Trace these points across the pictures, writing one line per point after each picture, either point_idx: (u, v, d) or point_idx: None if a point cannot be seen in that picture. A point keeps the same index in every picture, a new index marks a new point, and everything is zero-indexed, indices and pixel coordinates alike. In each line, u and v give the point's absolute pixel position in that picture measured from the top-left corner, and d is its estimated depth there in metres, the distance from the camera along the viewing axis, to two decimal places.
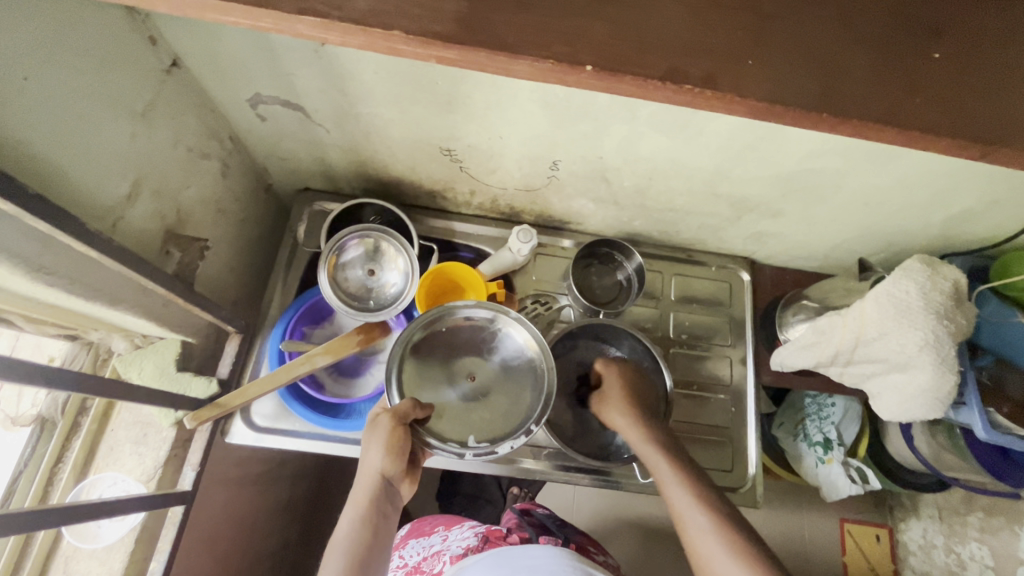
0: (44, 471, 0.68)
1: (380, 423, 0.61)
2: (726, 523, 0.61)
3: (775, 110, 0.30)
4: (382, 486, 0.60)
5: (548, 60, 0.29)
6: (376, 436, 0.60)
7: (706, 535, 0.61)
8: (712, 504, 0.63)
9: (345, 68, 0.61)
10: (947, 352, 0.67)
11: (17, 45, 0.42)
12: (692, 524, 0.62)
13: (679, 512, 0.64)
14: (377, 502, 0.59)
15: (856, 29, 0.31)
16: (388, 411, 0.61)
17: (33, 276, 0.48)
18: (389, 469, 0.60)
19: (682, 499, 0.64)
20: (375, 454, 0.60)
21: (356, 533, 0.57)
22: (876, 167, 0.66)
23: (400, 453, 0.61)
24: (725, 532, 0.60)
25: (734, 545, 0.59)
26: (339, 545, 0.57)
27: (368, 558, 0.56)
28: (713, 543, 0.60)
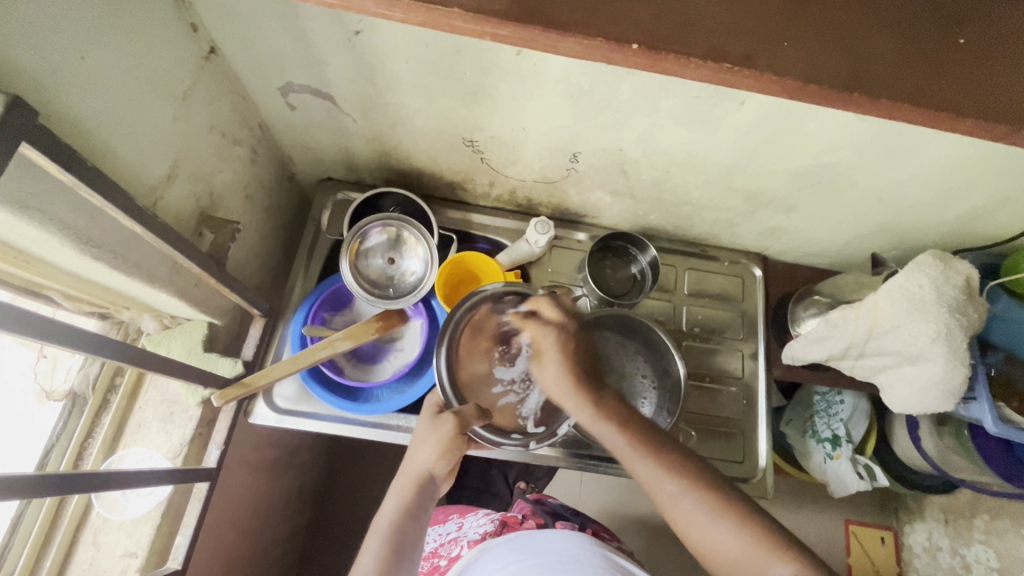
0: (74, 444, 0.71)
1: (441, 422, 0.62)
2: (702, 481, 0.54)
3: (808, 89, 0.32)
4: (428, 483, 0.62)
5: (597, 37, 0.31)
6: (433, 432, 0.62)
7: (682, 500, 0.54)
8: (683, 466, 0.56)
9: (375, 58, 0.62)
10: (959, 344, 0.68)
11: (76, 25, 0.44)
12: (662, 491, 0.55)
13: (643, 475, 0.57)
14: (421, 497, 0.61)
15: (888, 14, 0.33)
16: (450, 412, 0.63)
17: (79, 247, 0.50)
18: (437, 468, 0.63)
19: (641, 462, 0.57)
20: (427, 452, 0.62)
21: (398, 522, 0.59)
22: (893, 163, 0.67)
23: (452, 456, 0.63)
24: (704, 493, 0.53)
25: (719, 507, 0.52)
26: (380, 531, 0.59)
27: (405, 548, 0.58)
28: (697, 512, 0.52)
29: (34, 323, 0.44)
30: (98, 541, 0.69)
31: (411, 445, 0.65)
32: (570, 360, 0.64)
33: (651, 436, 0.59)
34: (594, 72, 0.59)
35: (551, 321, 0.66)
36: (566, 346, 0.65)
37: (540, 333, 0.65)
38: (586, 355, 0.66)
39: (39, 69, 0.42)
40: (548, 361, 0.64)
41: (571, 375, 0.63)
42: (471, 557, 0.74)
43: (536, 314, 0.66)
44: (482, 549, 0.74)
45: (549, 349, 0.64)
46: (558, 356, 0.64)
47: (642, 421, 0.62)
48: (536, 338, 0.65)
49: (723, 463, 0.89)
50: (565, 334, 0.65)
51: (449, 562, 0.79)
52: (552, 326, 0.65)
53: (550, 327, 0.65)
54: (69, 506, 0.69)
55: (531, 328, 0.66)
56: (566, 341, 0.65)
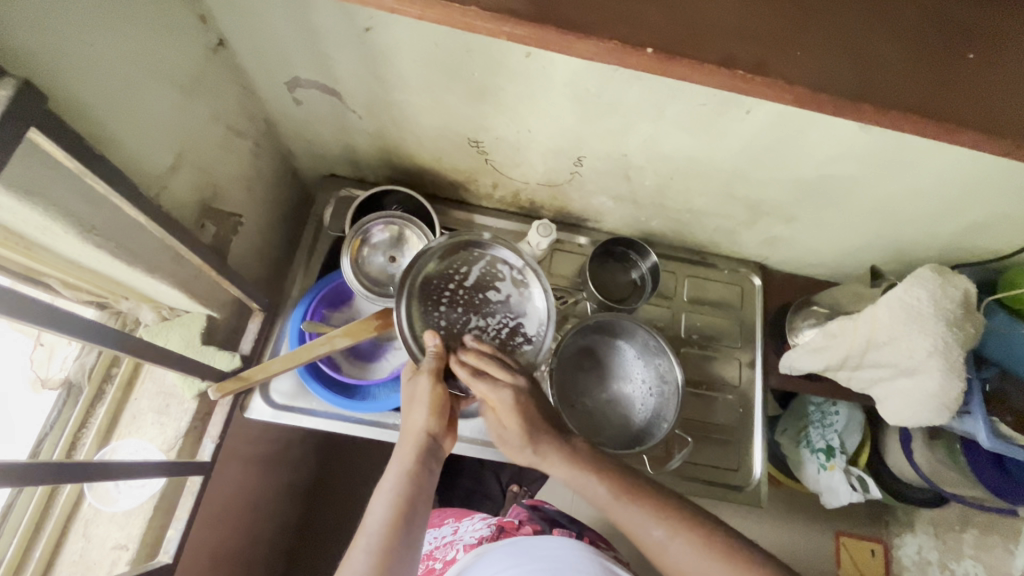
0: (68, 434, 0.70)
1: (421, 382, 0.63)
2: (693, 525, 0.55)
3: (819, 99, 0.32)
4: (428, 444, 0.61)
5: (611, 40, 0.31)
6: (421, 391, 0.62)
7: (670, 545, 0.54)
8: (674, 509, 0.56)
9: (384, 56, 0.62)
10: (956, 358, 0.69)
11: (87, 14, 0.44)
12: (649, 537, 0.55)
13: (630, 524, 0.57)
14: (423, 459, 0.60)
15: (897, 28, 0.34)
16: (427, 368, 0.63)
17: (83, 236, 0.50)
18: (434, 427, 0.62)
19: (625, 510, 0.57)
20: (420, 413, 0.62)
21: (401, 484, 0.57)
22: (894, 175, 0.68)
23: (443, 412, 0.63)
24: (694, 535, 0.54)
25: (712, 551, 0.53)
26: (384, 496, 0.57)
27: (413, 508, 0.56)
28: (688, 555, 0.53)
29: (34, 308, 0.43)
30: (89, 533, 0.69)
31: (405, 410, 0.64)
32: (526, 420, 0.60)
33: (629, 478, 0.59)
34: (601, 76, 0.60)
35: (502, 377, 0.61)
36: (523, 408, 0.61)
37: (493, 394, 0.60)
38: (545, 412, 0.62)
39: (49, 54, 0.42)
40: (504, 422, 0.61)
41: (530, 435, 0.61)
42: (466, 560, 0.74)
43: (482, 375, 0.61)
44: (478, 552, 0.74)
45: (505, 409, 0.60)
46: (516, 418, 0.60)
47: (618, 467, 0.61)
48: (490, 396, 0.60)
49: (717, 471, 0.89)
50: (522, 396, 0.61)
51: (444, 565, 0.79)
52: (505, 386, 0.61)
53: (502, 387, 0.60)
54: (60, 497, 0.68)
55: (482, 387, 0.60)
56: (523, 400, 0.61)
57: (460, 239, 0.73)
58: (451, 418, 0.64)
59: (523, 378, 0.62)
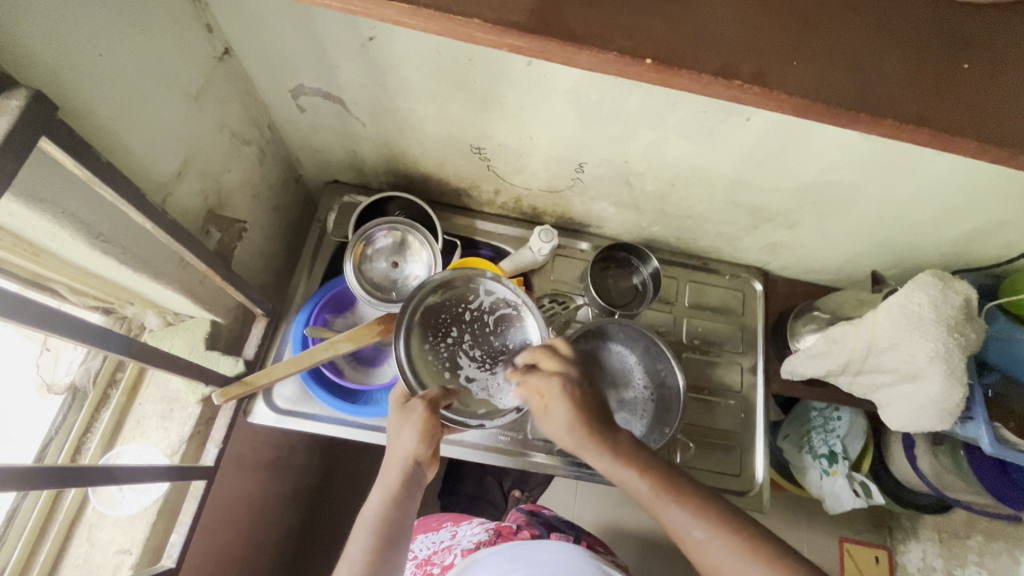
0: (73, 439, 0.71)
1: (414, 407, 0.64)
2: (724, 520, 0.54)
3: (814, 107, 0.33)
4: (414, 470, 0.62)
5: (612, 51, 0.32)
6: (411, 420, 0.63)
7: (709, 546, 0.53)
8: (708, 507, 0.55)
9: (387, 64, 0.63)
10: (957, 364, 0.68)
11: (98, 25, 0.45)
12: (689, 537, 0.54)
13: (671, 522, 0.55)
14: (408, 485, 0.61)
15: (892, 37, 0.34)
16: (421, 398, 0.65)
17: (91, 242, 0.51)
18: (420, 454, 0.62)
19: (665, 508, 0.56)
20: (408, 437, 0.62)
21: (384, 511, 0.59)
22: (894, 182, 0.68)
23: (432, 439, 0.63)
24: (730, 534, 0.52)
25: (743, 547, 0.51)
26: (368, 521, 0.59)
27: (391, 538, 0.58)
28: (725, 553, 0.52)
29: (42, 313, 0.44)
30: (93, 537, 0.69)
31: (393, 435, 0.64)
32: (578, 408, 0.60)
33: (669, 474, 0.59)
34: (603, 84, 0.60)
35: (553, 369, 0.62)
36: (574, 396, 0.61)
37: (544, 386, 0.61)
38: (593, 402, 0.62)
39: (60, 63, 0.42)
40: (552, 409, 0.60)
41: (578, 421, 0.60)
42: (465, 564, 0.74)
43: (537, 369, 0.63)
44: (474, 557, 0.74)
45: (552, 398, 0.61)
46: (564, 403, 0.60)
47: (661, 465, 0.60)
48: (537, 389, 0.62)
49: (720, 476, 0.89)
50: (569, 383, 0.61)
51: (442, 570, 0.79)
52: (554, 376, 0.62)
53: (552, 377, 0.61)
54: (65, 501, 0.69)
55: (533, 376, 0.62)
56: (569, 387, 0.61)
57: (462, 278, 0.75)
58: (437, 444, 0.65)
59: (573, 369, 0.63)
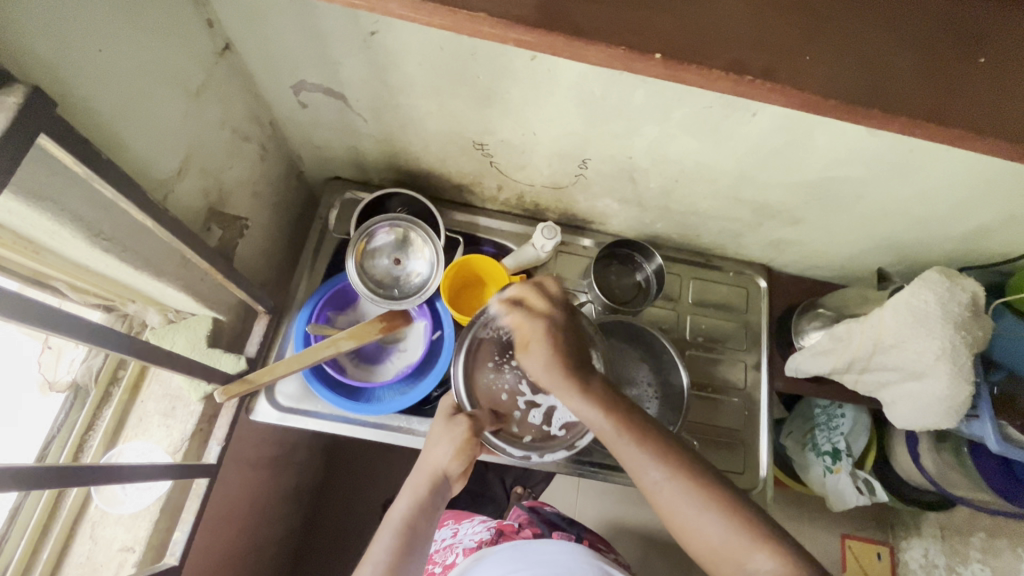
0: (75, 437, 0.71)
1: (458, 424, 0.66)
2: (683, 468, 0.54)
3: (827, 104, 0.32)
4: (441, 481, 0.65)
5: (619, 46, 0.31)
6: (451, 433, 0.65)
7: (666, 487, 0.54)
8: (669, 451, 0.55)
9: (389, 59, 0.62)
10: (965, 362, 0.68)
11: (98, 21, 0.44)
12: (646, 479, 0.55)
13: (630, 462, 0.56)
14: (435, 496, 0.64)
15: (904, 31, 0.33)
16: (467, 416, 0.66)
17: (91, 240, 0.51)
18: (452, 468, 0.65)
19: (625, 447, 0.56)
20: (443, 449, 0.65)
21: (411, 517, 0.62)
22: (902, 178, 0.67)
23: (466, 458, 0.65)
24: (688, 479, 0.53)
25: (698, 491, 0.52)
26: (394, 524, 0.61)
27: (414, 542, 0.60)
28: (680, 497, 0.53)
29: (42, 312, 0.44)
30: (96, 535, 0.69)
31: (427, 445, 0.67)
32: (556, 349, 0.61)
33: (635, 415, 0.58)
34: (608, 79, 0.60)
35: (537, 312, 0.63)
36: (553, 336, 0.61)
37: (524, 322, 0.62)
38: (574, 346, 0.62)
39: (58, 59, 0.42)
40: (530, 348, 0.61)
41: (557, 362, 0.60)
42: (465, 564, 0.74)
43: (523, 304, 0.63)
44: (476, 557, 0.74)
45: (535, 338, 0.61)
46: (544, 344, 0.61)
47: (631, 406, 0.59)
48: (520, 326, 0.62)
49: (724, 474, 0.88)
50: (552, 325, 0.62)
51: (444, 570, 0.79)
52: (538, 316, 0.62)
53: (536, 319, 0.62)
54: (67, 500, 0.69)
55: (515, 316, 0.63)
56: (553, 328, 0.62)
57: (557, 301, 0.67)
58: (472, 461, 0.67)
59: (557, 312, 0.63)
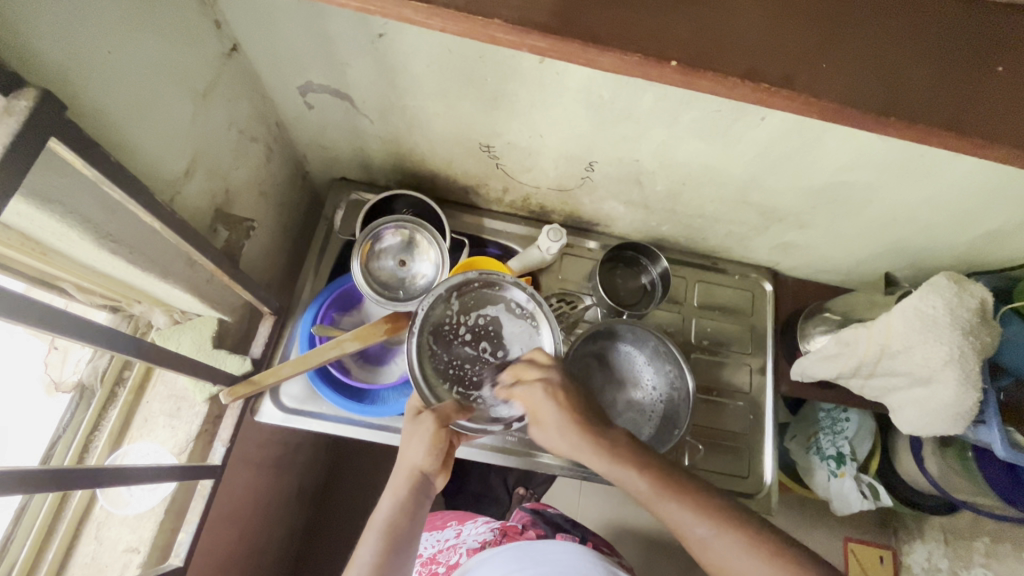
0: (81, 437, 0.71)
1: (425, 420, 0.64)
2: (729, 520, 0.53)
3: (843, 112, 0.32)
4: (422, 480, 0.62)
5: (635, 53, 0.31)
6: (420, 431, 0.64)
7: (713, 543, 0.53)
8: (710, 504, 0.55)
9: (397, 61, 0.62)
10: (972, 368, 0.67)
11: (107, 23, 0.44)
12: (691, 535, 0.54)
13: (671, 520, 0.55)
14: (417, 494, 0.61)
15: (921, 38, 0.33)
16: (431, 411, 0.64)
17: (98, 241, 0.50)
18: (429, 464, 0.62)
19: (666, 507, 0.55)
20: (415, 449, 0.62)
21: (392, 518, 0.59)
22: (912, 183, 0.67)
23: (440, 451, 0.63)
24: (734, 531, 0.52)
25: (747, 543, 0.51)
26: (376, 527, 0.60)
27: (400, 544, 0.58)
28: (728, 552, 0.52)
29: (50, 315, 0.44)
30: (101, 535, 0.69)
31: (403, 444, 0.65)
32: (567, 410, 0.60)
33: (668, 471, 0.58)
34: (616, 83, 0.60)
35: (533, 377, 0.63)
36: (558, 397, 0.61)
37: (528, 394, 0.62)
38: (582, 399, 0.62)
39: (68, 61, 0.42)
40: (543, 417, 0.61)
41: (571, 424, 0.59)
42: (469, 564, 0.74)
43: (521, 377, 0.64)
44: (479, 557, 0.74)
45: (541, 406, 0.61)
46: (551, 407, 0.60)
47: (663, 462, 0.59)
48: (526, 399, 0.62)
49: (729, 478, 0.88)
50: (552, 387, 0.62)
51: (448, 570, 0.79)
52: (535, 383, 0.62)
53: (534, 386, 0.62)
54: (73, 500, 0.69)
55: (518, 389, 0.63)
56: (552, 388, 0.62)
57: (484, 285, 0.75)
58: (449, 455, 0.65)
59: (556, 371, 0.64)
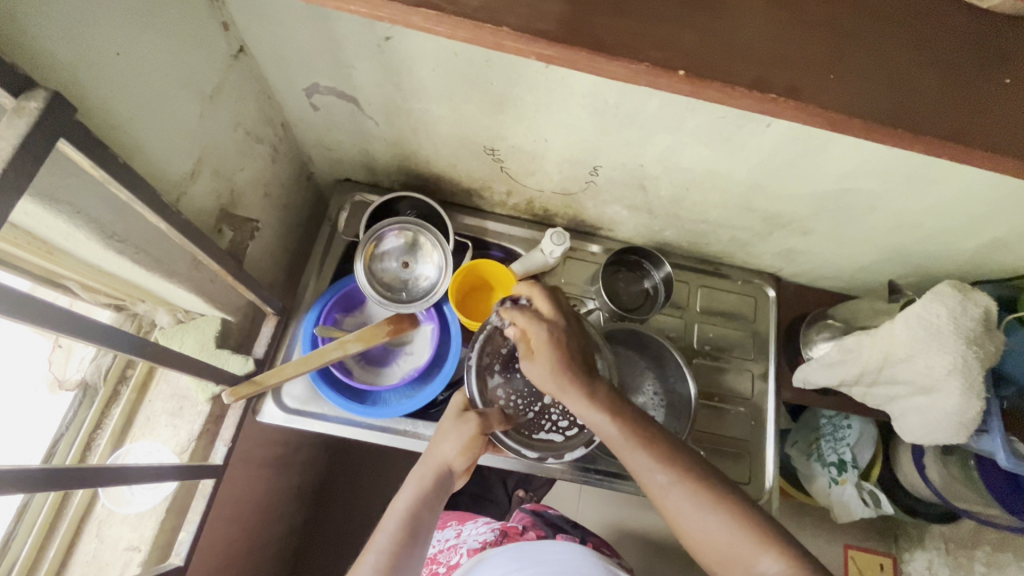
0: (83, 435, 0.71)
1: (467, 423, 0.65)
2: (691, 473, 0.55)
3: (850, 123, 0.32)
4: (446, 475, 0.65)
5: (643, 62, 0.31)
6: (461, 432, 0.65)
7: (671, 490, 0.54)
8: (674, 456, 0.56)
9: (403, 63, 0.62)
10: (975, 377, 0.67)
11: (115, 24, 0.44)
12: (652, 482, 0.55)
13: (635, 466, 0.56)
14: (438, 489, 0.64)
15: (929, 49, 0.33)
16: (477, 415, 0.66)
17: (104, 241, 0.51)
18: (457, 463, 0.65)
19: (633, 453, 0.56)
20: (449, 446, 0.65)
21: (414, 508, 0.62)
22: (916, 191, 0.67)
23: (472, 453, 0.66)
24: (693, 484, 0.54)
25: (709, 500, 0.53)
26: (398, 514, 0.62)
27: (417, 535, 0.60)
28: (685, 504, 0.53)
29: (54, 314, 0.44)
30: (102, 534, 0.69)
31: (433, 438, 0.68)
32: (564, 355, 0.59)
33: (639, 421, 0.58)
34: (622, 89, 0.60)
35: (544, 319, 0.61)
36: (561, 342, 0.60)
37: (529, 324, 0.61)
38: (581, 351, 0.62)
39: (78, 62, 0.42)
40: (536, 351, 0.60)
41: (567, 372, 0.59)
42: (468, 564, 0.74)
43: (525, 309, 0.63)
44: (479, 556, 0.74)
45: (541, 343, 0.60)
46: (547, 347, 0.59)
47: (636, 412, 0.59)
48: (523, 327, 0.61)
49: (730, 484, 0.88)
50: (558, 333, 0.61)
51: (448, 569, 0.79)
52: (545, 323, 0.61)
53: (542, 320, 0.61)
54: (74, 498, 0.69)
55: (518, 318, 0.62)
56: (558, 336, 0.61)
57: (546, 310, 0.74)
58: (476, 458, 0.67)
59: (563, 320, 0.62)
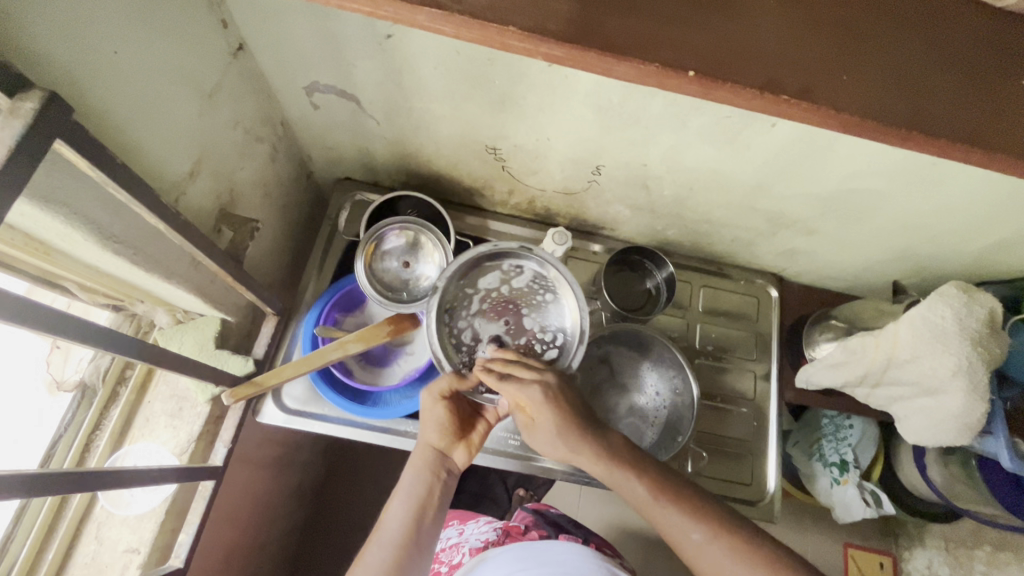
0: (81, 437, 0.70)
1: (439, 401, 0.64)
2: (724, 527, 0.54)
3: (864, 125, 0.32)
4: (441, 454, 0.65)
5: (652, 62, 0.31)
6: (435, 411, 0.65)
7: (706, 548, 0.53)
8: (704, 510, 0.55)
9: (405, 62, 0.61)
10: (980, 379, 0.67)
11: (113, 22, 0.44)
12: (688, 541, 0.54)
13: (666, 524, 0.56)
14: (435, 467, 0.64)
15: (945, 51, 0.33)
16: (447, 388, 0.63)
17: (103, 243, 0.50)
18: (442, 441, 0.65)
19: (662, 510, 0.56)
20: (432, 426, 0.65)
21: (412, 488, 0.62)
22: (922, 191, 0.66)
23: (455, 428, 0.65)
24: (728, 539, 0.53)
25: (747, 555, 0.52)
26: (400, 496, 0.62)
27: (422, 515, 0.61)
28: (723, 561, 0.52)
29: (53, 317, 0.43)
30: (101, 535, 0.69)
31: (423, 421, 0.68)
32: (560, 412, 0.59)
33: (664, 475, 0.59)
34: (626, 88, 0.59)
35: (531, 376, 0.59)
36: (554, 399, 0.59)
37: (522, 394, 0.58)
38: (577, 402, 0.61)
39: (75, 62, 0.42)
40: (538, 418, 0.59)
41: (567, 428, 0.59)
42: (471, 563, 0.73)
43: (510, 374, 0.59)
44: (483, 556, 0.73)
45: (536, 407, 0.58)
46: (548, 413, 0.58)
47: (658, 469, 0.59)
48: (519, 399, 0.59)
49: (732, 485, 0.87)
50: (550, 390, 0.59)
51: (451, 569, 0.79)
52: (533, 385, 0.58)
53: (530, 384, 0.58)
54: (73, 500, 0.69)
55: (510, 387, 0.58)
56: (553, 393, 0.59)
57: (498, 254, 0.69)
58: (463, 433, 0.67)
59: (551, 374, 0.60)
